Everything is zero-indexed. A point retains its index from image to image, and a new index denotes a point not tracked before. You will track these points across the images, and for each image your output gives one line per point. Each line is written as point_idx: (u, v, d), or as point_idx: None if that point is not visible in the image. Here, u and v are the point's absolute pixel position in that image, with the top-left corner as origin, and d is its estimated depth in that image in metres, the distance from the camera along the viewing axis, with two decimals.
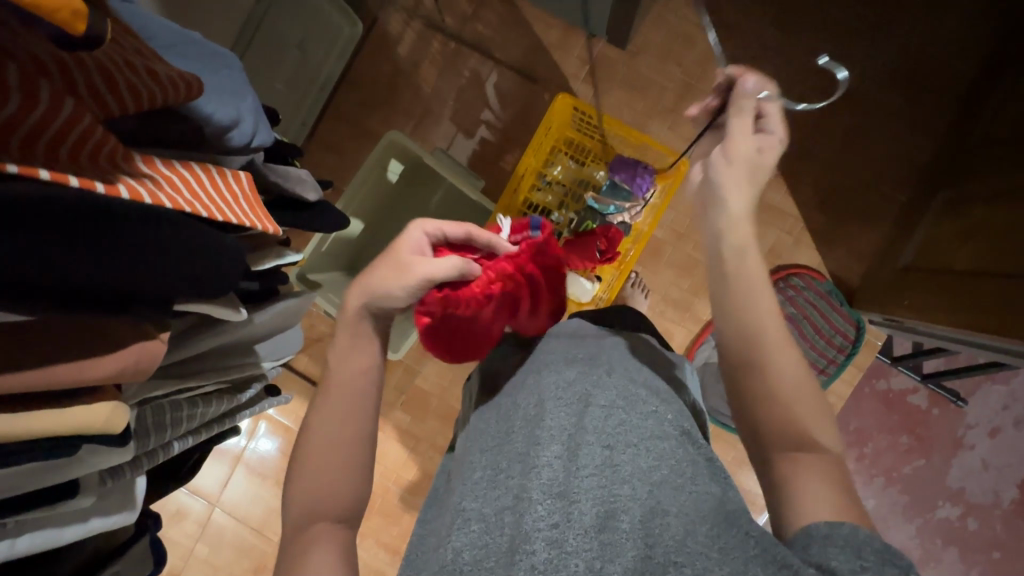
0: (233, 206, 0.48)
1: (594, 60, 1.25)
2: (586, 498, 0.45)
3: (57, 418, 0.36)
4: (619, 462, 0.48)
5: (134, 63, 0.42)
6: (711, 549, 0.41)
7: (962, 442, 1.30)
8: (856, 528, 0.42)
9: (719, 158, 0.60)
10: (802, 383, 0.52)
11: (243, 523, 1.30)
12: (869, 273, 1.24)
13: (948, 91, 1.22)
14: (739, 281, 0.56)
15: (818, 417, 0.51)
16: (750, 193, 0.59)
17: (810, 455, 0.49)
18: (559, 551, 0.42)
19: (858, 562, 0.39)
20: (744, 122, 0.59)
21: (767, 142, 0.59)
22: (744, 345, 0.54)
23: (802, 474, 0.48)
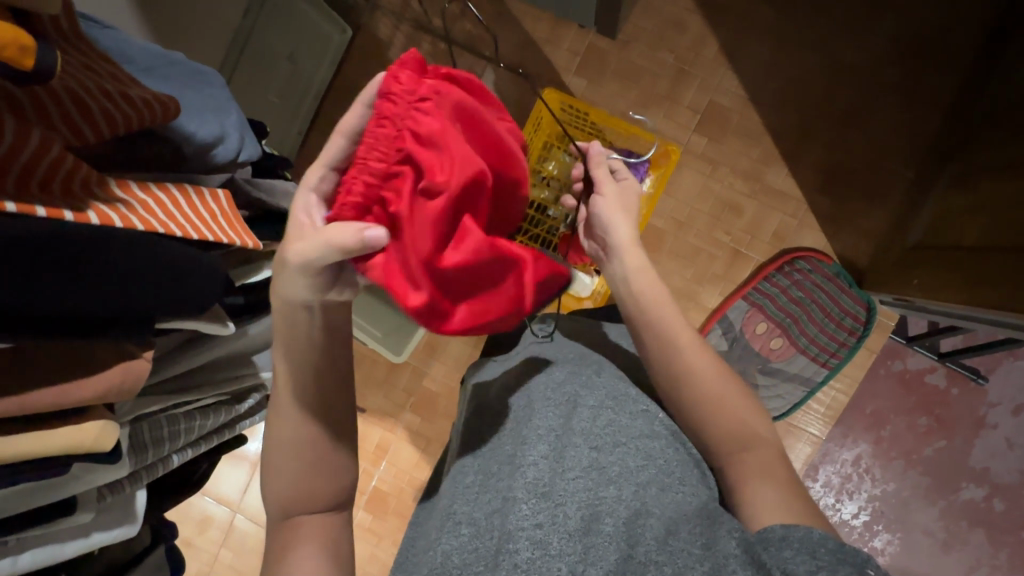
0: (211, 224, 0.49)
1: (584, 52, 1.24)
2: (572, 500, 0.45)
3: (45, 441, 0.37)
4: (606, 463, 0.48)
5: (107, 88, 0.43)
6: (692, 547, 0.42)
7: (985, 421, 1.26)
8: (812, 530, 0.41)
9: (598, 194, 0.67)
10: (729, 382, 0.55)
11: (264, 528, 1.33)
12: (878, 252, 1.21)
13: (954, 60, 1.18)
14: (646, 288, 0.59)
15: (754, 410, 0.54)
16: (630, 224, 0.65)
17: (754, 452, 0.51)
18: (543, 553, 0.42)
19: (813, 562, 0.39)
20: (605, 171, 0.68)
21: (627, 179, 0.70)
22: (676, 352, 0.55)
23: (747, 473, 0.50)
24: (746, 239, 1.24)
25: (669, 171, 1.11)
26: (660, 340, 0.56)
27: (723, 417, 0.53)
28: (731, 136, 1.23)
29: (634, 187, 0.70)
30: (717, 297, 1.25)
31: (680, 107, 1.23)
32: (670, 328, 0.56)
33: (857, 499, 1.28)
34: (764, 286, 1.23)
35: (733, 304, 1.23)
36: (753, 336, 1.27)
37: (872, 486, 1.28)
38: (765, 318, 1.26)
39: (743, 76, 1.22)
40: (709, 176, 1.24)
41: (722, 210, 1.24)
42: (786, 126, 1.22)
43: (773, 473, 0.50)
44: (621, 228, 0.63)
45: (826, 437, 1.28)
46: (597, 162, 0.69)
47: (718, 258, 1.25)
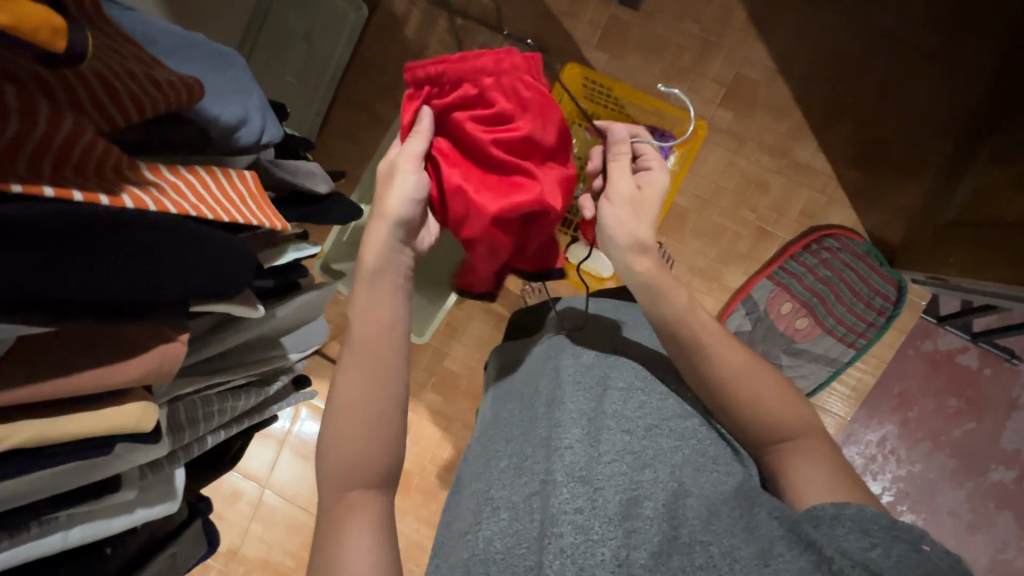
0: (240, 206, 0.48)
1: (606, 24, 1.20)
2: (610, 485, 0.45)
3: (90, 421, 0.38)
4: (640, 447, 0.48)
5: (132, 69, 0.42)
6: (736, 528, 0.41)
7: (1018, 402, 1.23)
8: (863, 508, 0.40)
9: (608, 201, 0.65)
10: (759, 374, 0.53)
11: (291, 502, 1.38)
12: (912, 230, 1.17)
13: (998, 24, 1.11)
14: (655, 300, 0.58)
15: (793, 405, 0.52)
16: (637, 218, 0.63)
17: (799, 441, 0.50)
18: (586, 539, 0.41)
19: (867, 539, 0.38)
20: (624, 162, 0.67)
21: (647, 177, 0.66)
22: (696, 343, 0.55)
23: (792, 459, 0.49)
24: (772, 216, 1.21)
25: (696, 148, 1.06)
26: (670, 318, 0.56)
27: (760, 407, 0.51)
28: (759, 109, 1.19)
29: (661, 178, 0.66)
30: (740, 276, 1.23)
31: (706, 80, 1.19)
32: (683, 310, 0.57)
33: (881, 479, 1.26)
34: (790, 265, 1.20)
35: (757, 284, 1.21)
36: (777, 316, 1.24)
37: (898, 467, 1.26)
38: (791, 297, 1.23)
39: (773, 46, 1.17)
40: (735, 153, 1.20)
41: (747, 186, 1.21)
42: (817, 98, 1.18)
43: (816, 451, 0.49)
44: (620, 217, 0.63)
45: (851, 418, 1.26)
46: (619, 150, 0.69)
47: (742, 237, 1.22)
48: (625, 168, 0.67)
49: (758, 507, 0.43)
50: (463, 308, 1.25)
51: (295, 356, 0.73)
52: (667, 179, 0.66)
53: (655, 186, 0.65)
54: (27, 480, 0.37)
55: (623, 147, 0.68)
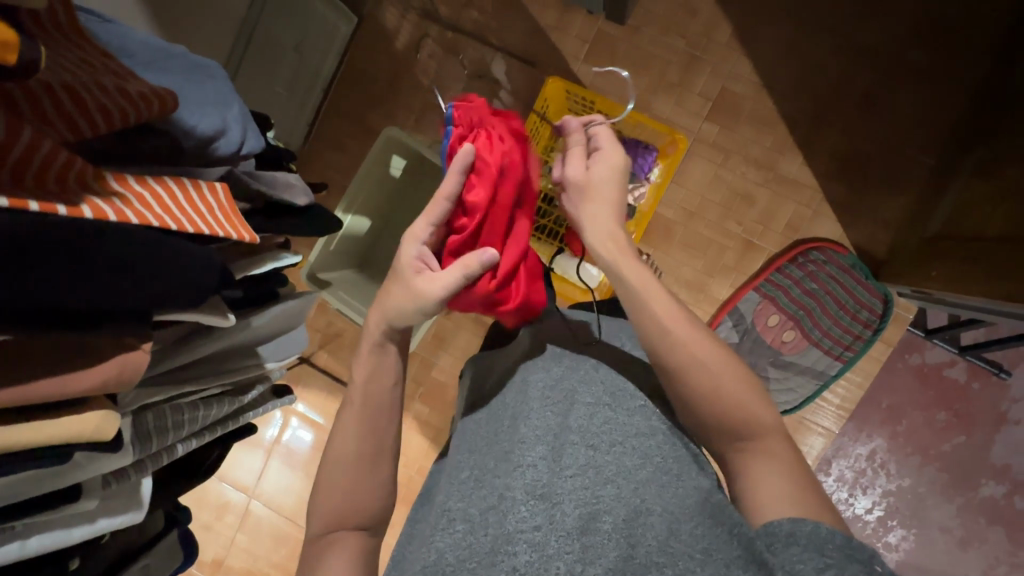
0: (207, 216, 0.48)
1: (593, 39, 1.22)
2: (568, 499, 0.45)
3: (45, 430, 0.38)
4: (603, 462, 0.47)
5: (102, 82, 0.43)
6: (694, 549, 0.41)
7: (1006, 416, 1.23)
8: (819, 524, 0.40)
9: (570, 187, 0.64)
10: (730, 368, 0.52)
11: (278, 513, 1.38)
12: (896, 243, 1.18)
13: (981, 40, 1.12)
14: (620, 290, 0.57)
15: (764, 401, 0.51)
16: (602, 210, 0.62)
17: (758, 442, 0.49)
18: (540, 555, 0.41)
19: (821, 560, 0.37)
20: (577, 152, 0.65)
21: (600, 160, 0.64)
22: (664, 340, 0.53)
23: (751, 463, 0.49)
24: (758, 229, 1.22)
25: (679, 160, 1.07)
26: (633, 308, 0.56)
27: (727, 408, 0.50)
28: (743, 122, 1.20)
29: (615, 160, 0.64)
30: (726, 289, 1.24)
31: (691, 94, 1.20)
32: (644, 299, 0.55)
33: (871, 493, 1.26)
34: (777, 277, 1.21)
35: (744, 296, 1.22)
36: (764, 329, 1.24)
37: (887, 481, 1.25)
38: (777, 309, 1.23)
39: (757, 62, 1.19)
40: (720, 165, 1.21)
41: (733, 199, 1.22)
42: (801, 112, 1.19)
43: (772, 452, 0.49)
44: (587, 213, 0.62)
45: (839, 432, 1.25)
46: (571, 141, 0.66)
47: (728, 250, 1.23)
48: (578, 156, 0.64)
49: (718, 524, 0.43)
50: (451, 318, 1.25)
51: (271, 365, 0.73)
52: (621, 159, 0.64)
53: (608, 171, 0.63)
54: None
55: (580, 131, 0.66)
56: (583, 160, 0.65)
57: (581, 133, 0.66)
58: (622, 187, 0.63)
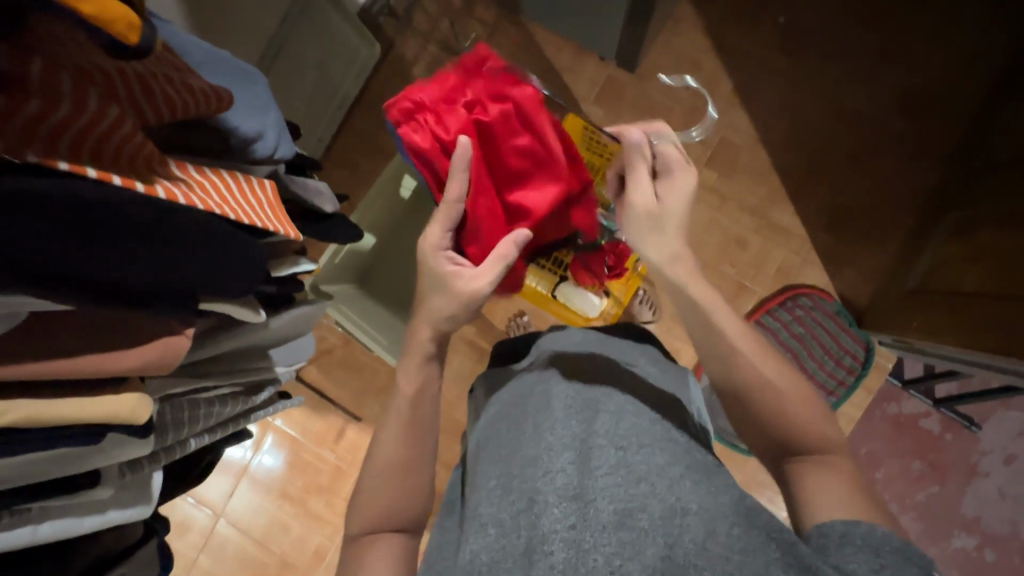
0: (259, 211, 0.49)
1: (603, 83, 1.29)
2: (602, 496, 0.45)
3: (84, 408, 0.37)
4: (632, 462, 0.48)
5: (172, 74, 0.44)
6: (731, 551, 0.41)
7: (978, 469, 1.27)
8: (875, 528, 0.43)
9: (638, 204, 0.68)
10: (798, 383, 0.56)
11: (246, 534, 1.33)
12: (878, 295, 1.25)
13: (955, 116, 1.23)
14: (695, 309, 0.61)
15: (823, 415, 0.54)
16: (666, 233, 0.66)
17: (824, 457, 0.51)
18: (578, 551, 0.42)
19: (876, 560, 0.40)
20: (643, 168, 0.70)
21: (669, 184, 0.69)
22: (728, 361, 0.57)
23: (813, 471, 0.51)
24: (750, 273, 1.27)
25: None
26: (706, 328, 0.59)
27: (783, 423, 0.53)
28: (740, 172, 1.27)
29: (683, 180, 0.69)
30: None
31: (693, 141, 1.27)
32: (715, 321, 0.59)
33: None
34: (766, 319, 1.26)
35: None
36: None
37: None
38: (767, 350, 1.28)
39: (754, 117, 1.27)
40: (717, 210, 1.27)
41: (727, 243, 1.27)
42: (792, 166, 1.27)
43: (834, 463, 0.51)
44: (647, 236, 0.67)
45: None
46: (641, 156, 0.70)
47: (721, 290, 1.28)
48: (645, 177, 0.69)
49: (757, 528, 0.43)
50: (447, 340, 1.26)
51: (282, 368, 0.73)
52: (689, 180, 0.69)
53: (678, 191, 0.68)
54: (12, 464, 0.36)
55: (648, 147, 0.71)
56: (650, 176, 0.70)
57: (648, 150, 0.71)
58: (686, 209, 0.68)
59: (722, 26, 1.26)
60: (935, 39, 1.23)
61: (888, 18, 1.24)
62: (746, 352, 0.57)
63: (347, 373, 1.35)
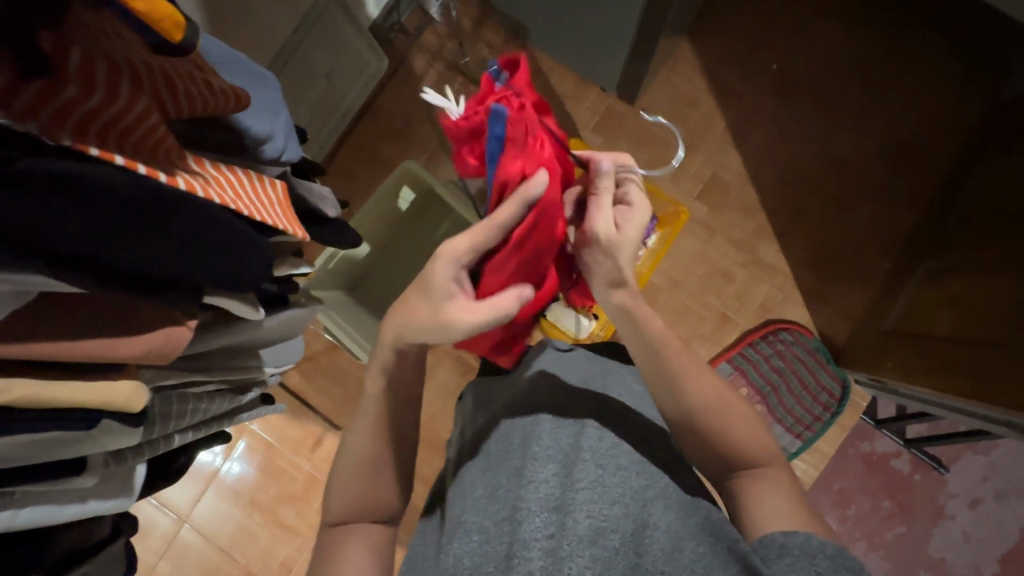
0: (269, 210, 0.50)
1: (603, 112, 1.33)
2: (581, 509, 0.46)
3: (85, 392, 0.38)
4: (611, 481, 0.49)
5: (193, 72, 0.45)
6: (695, 565, 0.45)
7: (944, 511, 1.31)
8: (810, 537, 0.46)
9: (591, 245, 0.59)
10: (733, 409, 0.58)
11: (211, 541, 1.29)
12: (855, 334, 1.29)
13: (931, 168, 1.30)
14: (648, 331, 0.59)
15: (756, 440, 0.58)
16: (614, 263, 0.59)
17: (760, 471, 0.56)
18: (555, 561, 0.43)
19: (812, 567, 0.43)
20: (606, 201, 0.59)
21: (625, 220, 0.59)
22: (676, 378, 0.58)
23: (753, 484, 0.55)
24: (734, 305, 1.31)
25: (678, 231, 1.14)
26: (659, 350, 0.58)
27: (732, 443, 0.57)
28: (729, 207, 1.31)
29: (641, 218, 0.60)
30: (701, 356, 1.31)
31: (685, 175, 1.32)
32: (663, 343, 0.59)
33: None
34: (748, 351, 1.29)
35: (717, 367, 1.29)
36: None
37: None
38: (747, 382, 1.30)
39: (745, 155, 1.32)
40: (707, 242, 1.31)
41: (714, 274, 1.31)
42: (779, 205, 1.32)
43: (774, 479, 0.55)
44: (598, 262, 0.60)
45: None
46: (604, 183, 0.60)
47: (705, 320, 1.31)
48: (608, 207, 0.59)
49: (717, 541, 0.47)
50: (433, 353, 1.26)
51: (269, 370, 0.73)
52: (648, 217, 0.60)
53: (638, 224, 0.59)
54: (5, 445, 0.36)
55: (611, 176, 0.61)
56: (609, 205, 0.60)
57: (612, 179, 0.60)
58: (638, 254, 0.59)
59: (719, 67, 1.32)
60: (916, 95, 1.30)
61: (873, 72, 1.31)
62: (690, 378, 0.58)
63: (329, 380, 1.34)
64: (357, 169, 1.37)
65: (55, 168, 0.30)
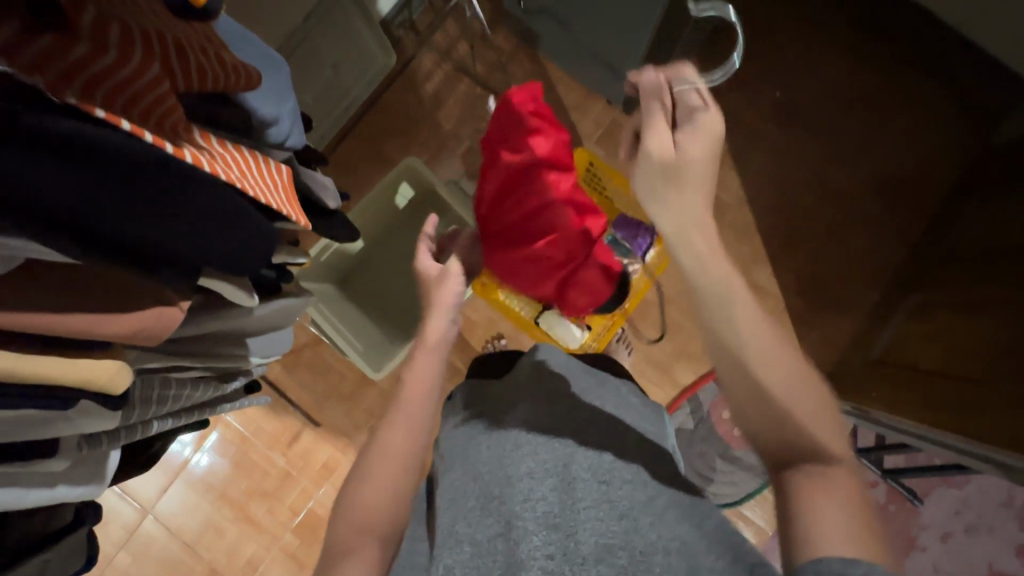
0: (274, 193, 0.48)
1: (607, 125, 1.34)
2: (584, 528, 0.46)
3: (66, 368, 0.35)
4: (615, 496, 0.48)
5: (206, 45, 0.44)
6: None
7: (915, 542, 1.29)
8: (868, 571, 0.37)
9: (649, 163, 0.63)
10: (809, 393, 0.49)
11: (175, 534, 1.25)
12: (841, 362, 1.30)
13: (923, 204, 1.32)
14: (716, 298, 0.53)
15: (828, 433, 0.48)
16: (682, 195, 0.60)
17: (816, 465, 0.46)
18: None
19: None
20: (654, 116, 0.64)
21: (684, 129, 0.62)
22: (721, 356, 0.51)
23: (807, 482, 0.45)
24: None
25: None
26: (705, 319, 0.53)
27: (778, 433, 0.48)
28: (725, 228, 1.32)
29: (698, 124, 0.61)
30: (689, 375, 1.31)
31: None
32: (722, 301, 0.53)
33: None
34: None
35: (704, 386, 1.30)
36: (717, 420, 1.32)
37: None
38: None
39: (744, 178, 1.33)
40: None
41: None
42: (774, 230, 1.33)
43: (833, 478, 0.45)
44: (660, 204, 0.61)
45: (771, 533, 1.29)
46: (651, 104, 0.65)
47: (696, 339, 1.31)
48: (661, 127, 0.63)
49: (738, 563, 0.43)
50: None
51: (256, 360, 0.70)
52: (705, 121, 0.61)
53: (702, 145, 0.61)
54: None
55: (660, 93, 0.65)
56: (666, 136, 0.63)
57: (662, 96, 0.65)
58: (699, 164, 0.60)
59: (724, 90, 1.34)
60: (912, 132, 1.33)
61: (873, 106, 1.34)
62: (751, 339, 0.50)
63: (312, 375, 1.30)
64: (357, 163, 1.35)
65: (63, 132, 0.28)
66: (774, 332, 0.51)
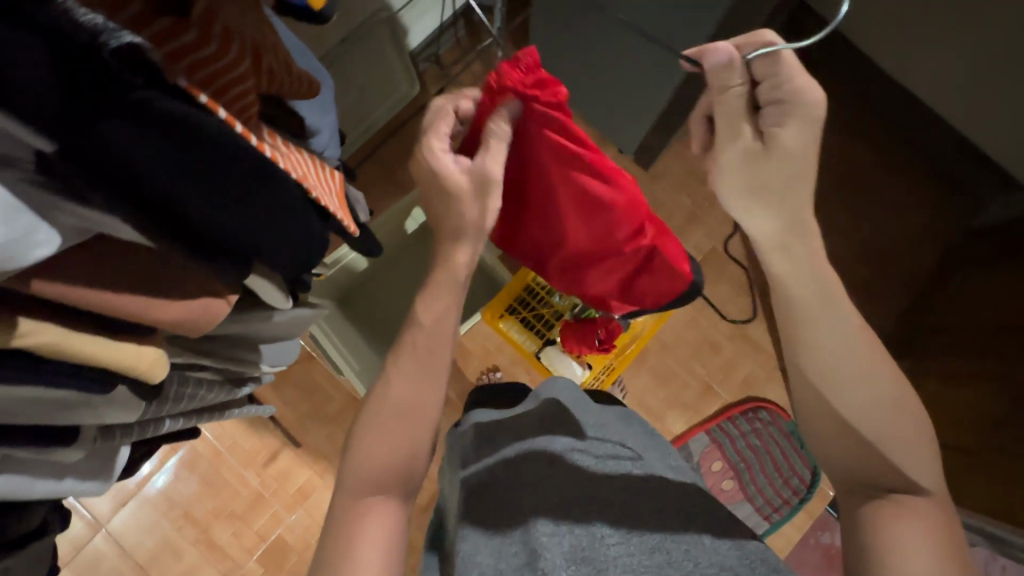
0: (329, 196, 0.49)
1: None
2: (613, 564, 0.50)
3: (108, 351, 0.34)
4: (641, 533, 0.53)
5: (281, 50, 0.46)
6: None
7: None
8: None
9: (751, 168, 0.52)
10: (900, 418, 0.49)
11: (128, 553, 1.16)
12: None
13: (913, 274, 1.36)
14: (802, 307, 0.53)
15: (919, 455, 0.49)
16: (778, 202, 0.53)
17: (906, 499, 0.47)
18: None
19: None
20: (737, 102, 0.50)
21: (787, 111, 0.48)
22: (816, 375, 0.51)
23: (890, 515, 0.46)
24: (718, 377, 1.33)
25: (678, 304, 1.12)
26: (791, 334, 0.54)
27: (863, 464, 0.49)
28: (723, 281, 1.35)
29: (806, 103, 0.48)
30: (681, 424, 1.31)
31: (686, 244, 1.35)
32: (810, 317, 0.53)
33: None
34: (727, 425, 1.31)
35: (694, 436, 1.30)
36: (707, 472, 1.31)
37: None
38: (721, 456, 1.31)
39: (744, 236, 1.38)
40: (700, 311, 1.34)
41: (703, 344, 1.33)
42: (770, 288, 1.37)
43: (921, 510, 0.46)
44: (750, 215, 0.55)
45: None
46: (728, 94, 0.50)
47: (690, 388, 1.32)
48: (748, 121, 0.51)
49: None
50: None
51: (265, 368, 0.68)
52: (812, 96, 0.48)
53: (800, 136, 0.49)
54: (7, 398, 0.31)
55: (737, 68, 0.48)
56: (750, 126, 0.51)
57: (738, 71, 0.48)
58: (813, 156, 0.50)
59: None
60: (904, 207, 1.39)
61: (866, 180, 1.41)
62: (852, 351, 0.51)
63: (298, 393, 1.26)
64: (370, 185, 1.36)
65: (176, 113, 0.29)
66: (861, 335, 0.52)
